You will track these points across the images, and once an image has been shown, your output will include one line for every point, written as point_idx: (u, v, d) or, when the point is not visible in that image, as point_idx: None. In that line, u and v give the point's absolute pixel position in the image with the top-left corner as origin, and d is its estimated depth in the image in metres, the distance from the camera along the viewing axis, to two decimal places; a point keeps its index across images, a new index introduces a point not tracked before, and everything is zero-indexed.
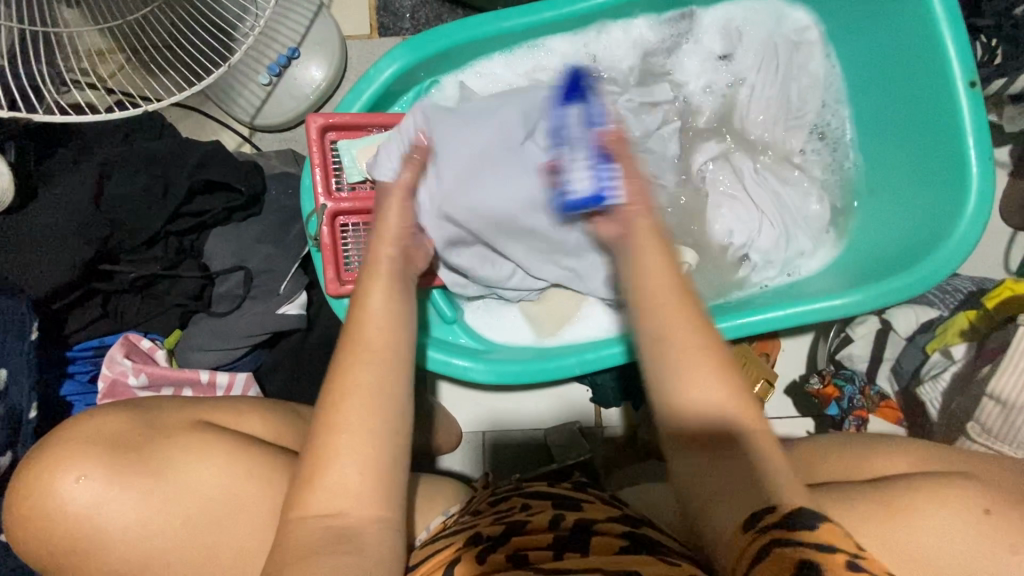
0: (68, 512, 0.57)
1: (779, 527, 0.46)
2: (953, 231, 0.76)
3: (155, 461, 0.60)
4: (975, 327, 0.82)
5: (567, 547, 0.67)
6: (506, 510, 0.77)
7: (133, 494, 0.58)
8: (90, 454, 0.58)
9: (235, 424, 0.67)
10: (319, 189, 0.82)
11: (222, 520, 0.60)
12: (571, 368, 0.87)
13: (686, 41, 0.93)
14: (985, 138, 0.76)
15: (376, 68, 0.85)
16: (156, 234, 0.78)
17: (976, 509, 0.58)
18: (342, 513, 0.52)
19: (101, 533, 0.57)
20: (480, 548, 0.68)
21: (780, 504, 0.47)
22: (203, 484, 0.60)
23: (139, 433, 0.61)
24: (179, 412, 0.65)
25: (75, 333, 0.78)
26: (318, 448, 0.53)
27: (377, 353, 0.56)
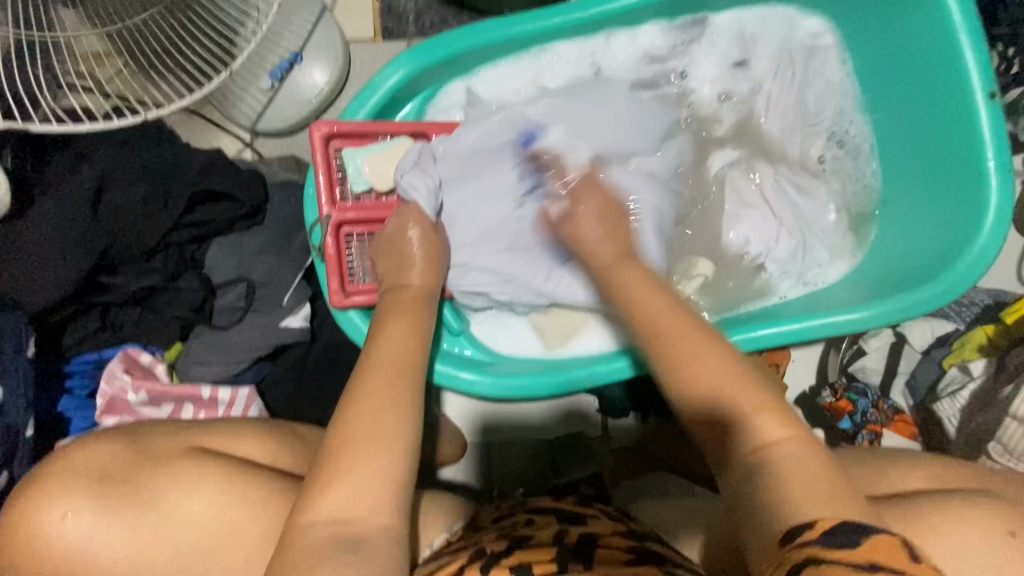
0: (55, 551, 0.53)
1: (818, 542, 0.42)
2: (972, 243, 0.75)
3: (147, 494, 0.57)
4: (994, 342, 0.80)
5: (571, 558, 0.65)
6: (511, 526, 0.75)
7: (124, 529, 0.55)
8: (79, 488, 0.54)
9: (231, 446, 0.66)
10: (323, 199, 0.80)
11: (224, 542, 0.58)
12: (580, 380, 0.85)
13: (699, 48, 0.91)
14: (1005, 150, 0.74)
15: (382, 74, 0.83)
16: (156, 245, 0.76)
17: (1001, 530, 0.54)
18: (353, 520, 0.50)
19: (91, 572, 0.54)
20: (483, 561, 0.66)
21: (821, 519, 0.44)
22: (200, 514, 0.58)
23: (131, 463, 0.58)
24: (171, 439, 0.62)
25: (73, 346, 0.76)
26: (334, 458, 0.52)
27: (394, 364, 0.59)
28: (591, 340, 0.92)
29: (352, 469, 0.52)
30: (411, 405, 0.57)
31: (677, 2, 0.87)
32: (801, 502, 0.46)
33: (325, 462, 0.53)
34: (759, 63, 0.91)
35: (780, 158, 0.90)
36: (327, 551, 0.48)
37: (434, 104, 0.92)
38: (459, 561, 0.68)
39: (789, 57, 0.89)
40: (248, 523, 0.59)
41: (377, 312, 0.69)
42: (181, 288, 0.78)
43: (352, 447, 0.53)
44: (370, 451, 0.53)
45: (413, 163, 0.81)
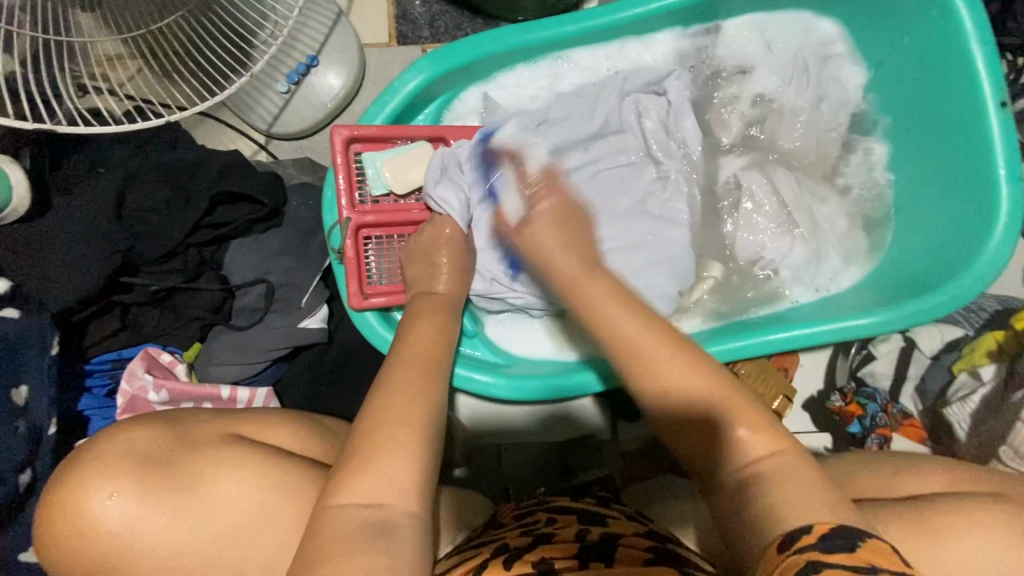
0: (101, 530, 0.57)
1: (815, 546, 0.42)
2: (983, 249, 0.76)
3: (185, 477, 0.60)
4: (1003, 348, 0.81)
5: (592, 556, 0.66)
6: (533, 523, 0.76)
7: (164, 509, 0.59)
8: (123, 470, 0.58)
9: (264, 435, 0.69)
10: (342, 202, 0.81)
11: (256, 531, 0.62)
12: (593, 384, 0.87)
13: (712, 55, 0.92)
14: (1017, 160, 0.76)
15: (401, 79, 0.84)
16: (177, 246, 0.77)
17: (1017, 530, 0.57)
18: (381, 505, 0.51)
19: (134, 552, 0.58)
20: (507, 556, 0.67)
21: (817, 525, 0.44)
22: (233, 498, 0.61)
23: (169, 448, 0.62)
24: (207, 426, 0.66)
25: (94, 346, 0.77)
26: (366, 444, 0.54)
27: (424, 360, 0.63)
28: None
29: (382, 458, 0.53)
30: (436, 403, 0.59)
31: (692, 10, 0.88)
32: (795, 512, 0.46)
33: (354, 449, 0.54)
34: (771, 70, 0.92)
35: (792, 166, 0.92)
36: (358, 538, 0.48)
37: (451, 109, 0.93)
38: (484, 555, 0.69)
39: (804, 63, 0.90)
40: (276, 514, 0.62)
41: (404, 318, 0.71)
42: (201, 289, 0.79)
43: (382, 438, 0.54)
44: (399, 441, 0.54)
45: (440, 172, 0.83)
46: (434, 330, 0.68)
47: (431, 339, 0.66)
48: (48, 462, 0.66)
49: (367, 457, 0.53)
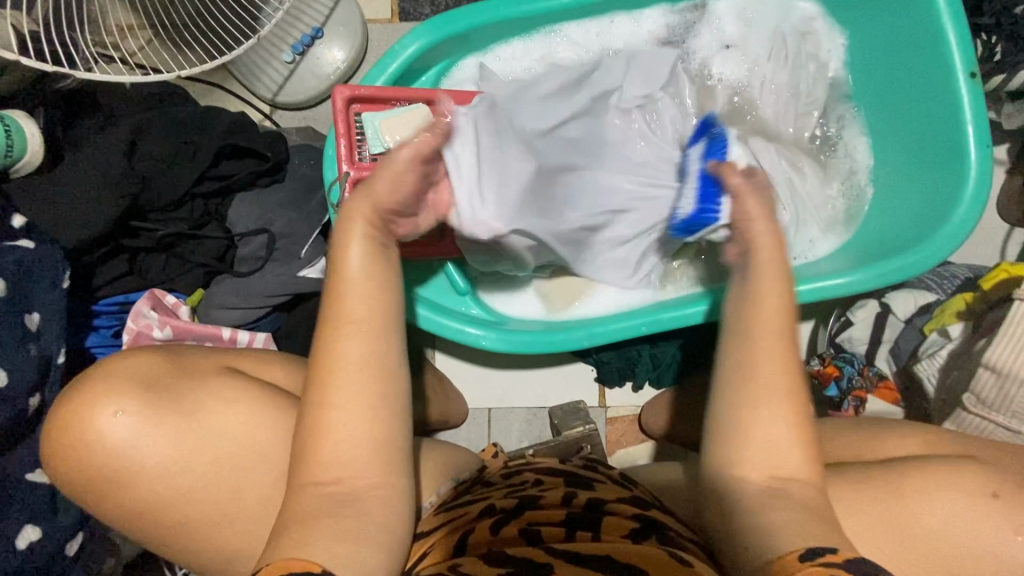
0: (103, 445, 0.62)
1: (840, 566, 0.48)
2: (953, 212, 0.80)
3: (182, 403, 0.65)
4: (971, 307, 0.84)
5: (580, 526, 0.69)
6: (520, 483, 0.78)
7: (162, 431, 0.63)
8: (125, 390, 0.63)
9: (259, 371, 0.74)
10: (342, 158, 0.85)
11: (252, 458, 0.65)
12: (580, 341, 0.90)
13: (698, 33, 0.97)
14: (984, 128, 0.80)
15: (401, 44, 0.88)
16: (183, 196, 0.81)
17: (986, 494, 0.60)
18: (340, 481, 0.56)
19: (135, 466, 0.63)
20: (494, 519, 0.70)
21: (841, 549, 0.50)
22: (230, 426, 0.66)
23: (169, 376, 0.67)
24: (206, 360, 0.71)
25: (103, 287, 0.81)
26: (313, 420, 0.57)
27: (361, 324, 0.58)
28: (592, 304, 0.97)
29: (338, 425, 0.56)
30: (392, 356, 0.59)
31: None
32: (808, 531, 0.51)
33: (310, 418, 0.57)
34: (752, 45, 0.96)
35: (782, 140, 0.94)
36: (323, 509, 0.55)
37: (449, 76, 0.97)
38: (472, 514, 0.72)
39: (783, 39, 0.94)
40: (273, 441, 0.66)
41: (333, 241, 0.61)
42: (206, 237, 0.83)
43: (333, 408, 0.56)
44: (353, 399, 0.56)
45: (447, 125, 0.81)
46: (374, 260, 0.60)
47: (371, 274, 0.59)
48: (56, 389, 0.71)
49: (323, 424, 0.56)
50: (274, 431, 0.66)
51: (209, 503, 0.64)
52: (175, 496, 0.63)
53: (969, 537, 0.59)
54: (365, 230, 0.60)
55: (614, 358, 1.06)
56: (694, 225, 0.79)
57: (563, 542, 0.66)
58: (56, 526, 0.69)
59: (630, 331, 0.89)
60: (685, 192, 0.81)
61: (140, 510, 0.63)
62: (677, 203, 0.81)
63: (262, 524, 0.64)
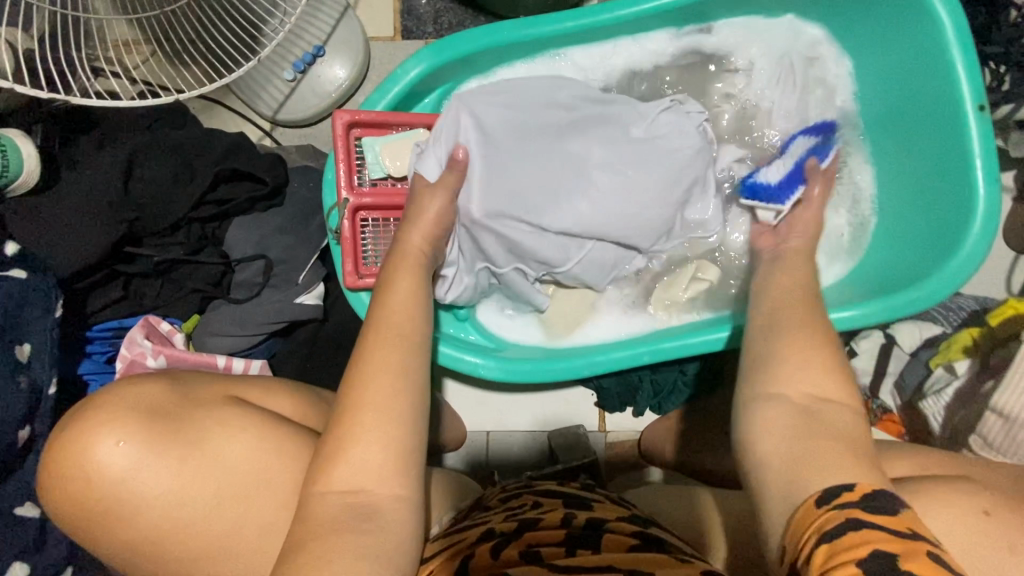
0: (106, 476, 0.60)
1: (856, 504, 0.45)
2: (962, 246, 0.79)
3: (188, 432, 0.64)
4: (978, 344, 0.84)
5: (579, 544, 0.66)
6: (517, 507, 0.77)
7: (168, 461, 0.62)
8: (129, 421, 0.62)
9: (260, 400, 0.72)
10: (342, 183, 0.84)
11: (254, 490, 0.64)
12: (582, 370, 0.89)
13: (701, 57, 0.95)
14: (994, 160, 0.78)
15: (403, 68, 0.87)
16: (179, 220, 0.80)
17: (976, 509, 0.58)
18: (362, 491, 0.55)
19: (139, 498, 0.61)
20: (494, 541, 0.68)
21: (859, 484, 0.47)
22: (236, 456, 0.65)
23: (174, 403, 0.66)
24: (210, 387, 0.69)
25: (96, 313, 0.80)
26: (344, 426, 0.56)
27: (405, 337, 0.61)
28: (593, 331, 0.96)
29: (367, 429, 0.55)
30: (418, 366, 0.60)
31: (685, 12, 0.91)
32: (843, 470, 0.48)
33: (339, 421, 0.56)
34: (757, 69, 0.95)
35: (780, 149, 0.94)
36: (341, 521, 0.53)
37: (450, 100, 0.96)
38: (470, 538, 0.70)
39: (790, 66, 0.93)
40: (270, 475, 0.65)
41: (382, 274, 0.69)
42: (203, 262, 0.82)
43: (370, 411, 0.56)
44: (383, 405, 0.56)
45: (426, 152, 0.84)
46: (413, 286, 0.66)
47: (411, 298, 0.64)
48: (46, 421, 0.69)
49: (353, 427, 0.55)
50: (266, 468, 0.65)
51: (212, 534, 0.63)
52: (181, 527, 0.62)
53: None
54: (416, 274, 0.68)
55: (614, 385, 1.04)
56: (762, 197, 0.83)
57: (565, 560, 0.63)
58: (47, 559, 0.69)
59: (633, 357, 0.87)
60: (775, 164, 0.86)
61: (143, 543, 0.61)
62: (762, 171, 0.87)
63: (258, 561, 0.63)
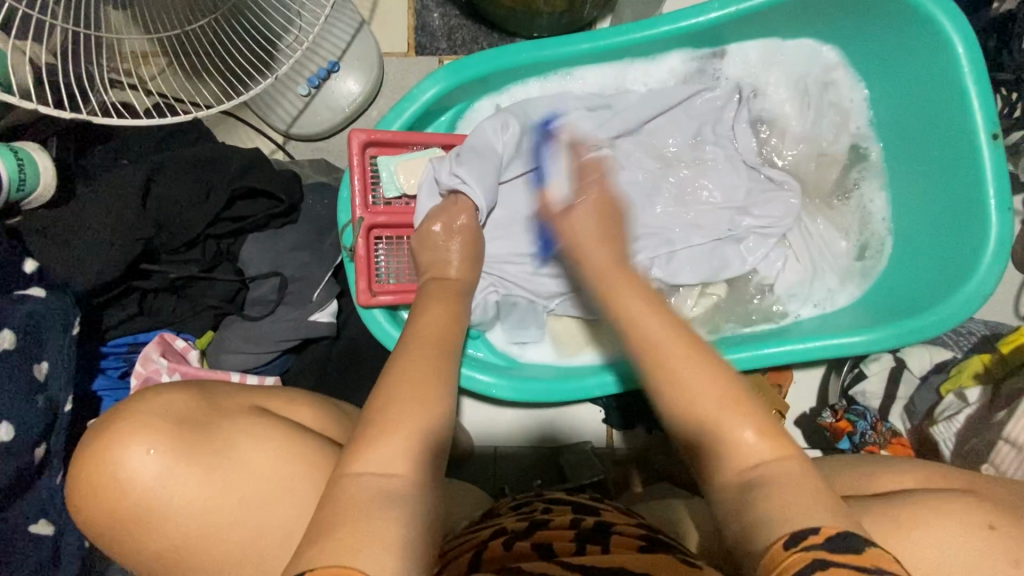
0: (135, 485, 0.59)
1: (821, 545, 0.44)
2: (974, 273, 0.79)
3: (217, 441, 0.63)
4: (990, 370, 0.83)
5: (590, 541, 0.66)
6: (528, 512, 0.76)
7: (196, 470, 0.61)
8: (158, 429, 0.61)
9: (287, 411, 0.73)
10: (356, 202, 0.84)
11: (274, 499, 0.63)
12: (592, 390, 0.89)
13: (715, 80, 0.96)
14: (1007, 189, 0.79)
15: (419, 88, 0.87)
16: (196, 237, 0.81)
17: (982, 525, 0.57)
18: (395, 475, 0.51)
19: (165, 508, 0.60)
20: (505, 538, 0.68)
21: (825, 527, 0.45)
22: (260, 464, 0.64)
23: (203, 413, 0.65)
24: (237, 397, 0.69)
25: (110, 329, 0.80)
26: (384, 413, 0.54)
27: (439, 345, 0.63)
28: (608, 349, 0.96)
29: (398, 429, 0.53)
30: (445, 380, 0.60)
31: (700, 35, 0.91)
32: (805, 512, 0.47)
33: (376, 414, 0.55)
34: (771, 94, 0.96)
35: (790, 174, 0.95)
36: (374, 503, 0.48)
37: (465, 119, 0.97)
38: (483, 537, 0.70)
39: (806, 89, 0.94)
40: (281, 499, 0.64)
41: (421, 297, 0.73)
42: (217, 279, 0.82)
43: (411, 400, 0.56)
44: (416, 414, 0.55)
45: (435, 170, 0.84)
46: (445, 314, 0.69)
47: (445, 327, 0.67)
48: (62, 436, 0.70)
49: (384, 427, 0.53)
50: (273, 491, 0.64)
51: (239, 540, 0.62)
52: (209, 534, 0.61)
53: None
54: (446, 297, 0.72)
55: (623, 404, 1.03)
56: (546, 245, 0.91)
57: (575, 556, 0.63)
58: None
59: None
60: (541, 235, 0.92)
61: (169, 552, 0.61)
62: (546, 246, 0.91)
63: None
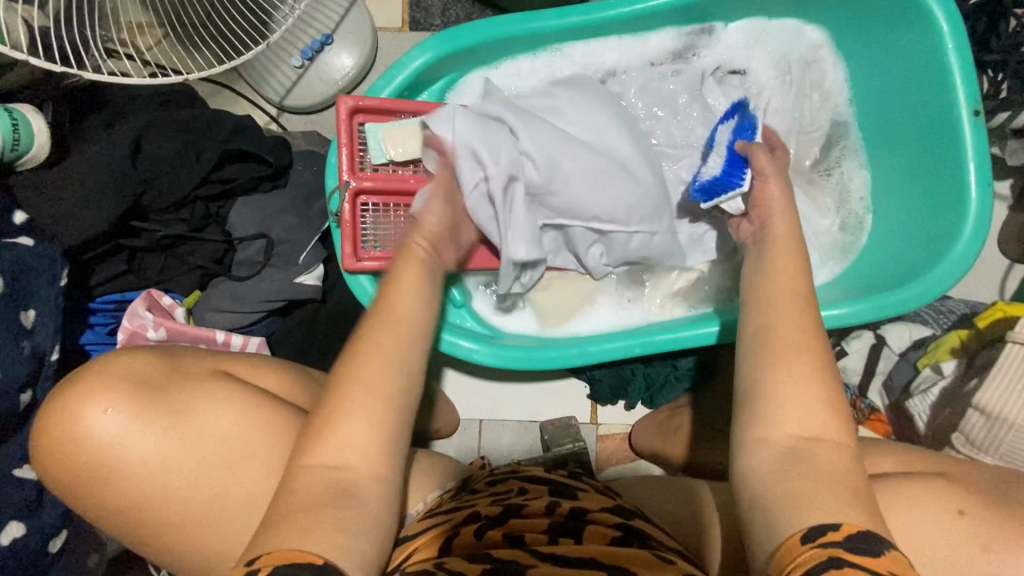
0: (91, 441, 0.61)
1: (838, 544, 0.48)
2: (951, 250, 0.80)
3: (175, 404, 0.64)
4: (965, 346, 0.85)
5: (563, 533, 0.67)
6: (504, 492, 0.75)
7: (153, 429, 0.62)
8: (116, 389, 0.62)
9: (252, 376, 0.72)
10: (343, 167, 0.85)
11: (237, 464, 0.64)
12: (572, 359, 0.90)
13: (701, 56, 0.97)
14: (985, 168, 0.80)
15: (408, 56, 0.89)
16: (185, 197, 0.82)
17: (952, 510, 0.61)
18: (347, 468, 0.54)
19: (123, 466, 0.61)
20: (477, 525, 0.67)
21: (847, 524, 0.49)
22: (220, 428, 0.65)
23: (164, 376, 0.66)
24: (199, 361, 0.70)
25: (100, 286, 0.82)
26: (340, 411, 0.55)
27: (405, 330, 0.60)
28: (586, 324, 0.98)
29: (354, 412, 0.55)
30: (416, 352, 0.59)
31: (687, 11, 0.92)
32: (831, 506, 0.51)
33: (327, 407, 0.56)
34: (758, 72, 0.97)
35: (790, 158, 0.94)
36: (323, 501, 0.52)
37: (455, 90, 0.98)
38: (457, 518, 0.69)
39: (788, 68, 0.95)
40: (250, 457, 0.65)
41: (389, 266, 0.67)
42: (206, 239, 0.84)
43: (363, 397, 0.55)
44: (377, 384, 0.56)
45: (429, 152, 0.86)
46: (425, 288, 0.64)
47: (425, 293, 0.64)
48: (48, 384, 0.72)
49: (339, 407, 0.55)
50: (248, 445, 0.65)
51: (193, 503, 0.63)
52: (161, 494, 0.62)
53: (959, 569, 0.59)
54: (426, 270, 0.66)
55: (607, 377, 1.05)
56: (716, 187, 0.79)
57: (546, 546, 0.64)
58: (42, 521, 0.71)
59: (622, 351, 0.89)
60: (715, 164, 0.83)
61: (130, 507, 0.62)
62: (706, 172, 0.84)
63: (241, 530, 0.63)
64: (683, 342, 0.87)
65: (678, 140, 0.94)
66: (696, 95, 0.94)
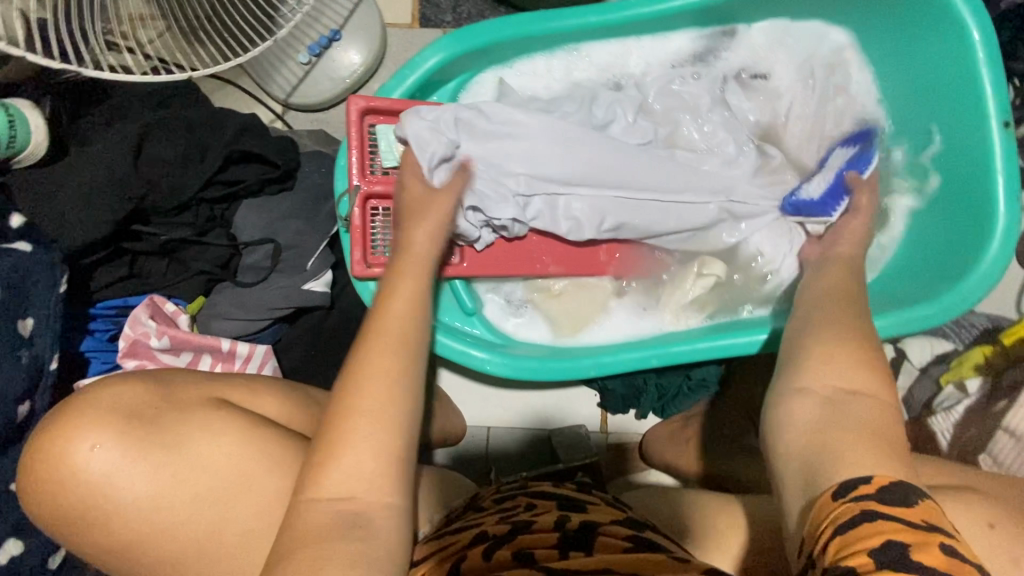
0: (83, 478, 0.58)
1: (873, 496, 0.45)
2: (980, 262, 0.78)
3: (167, 436, 0.62)
4: (990, 362, 0.84)
5: (573, 546, 0.63)
6: (511, 508, 0.73)
7: (145, 465, 0.60)
8: (106, 423, 0.60)
9: (253, 397, 0.70)
10: (353, 170, 0.82)
11: (239, 492, 0.62)
12: (587, 371, 0.87)
13: (722, 58, 0.94)
14: (1015, 178, 0.78)
15: (421, 56, 0.86)
16: (189, 200, 0.79)
17: (981, 522, 0.59)
18: (353, 498, 0.52)
19: (116, 503, 0.59)
20: (485, 545, 0.65)
21: (877, 476, 0.46)
22: (215, 459, 0.62)
23: (156, 408, 0.63)
24: (196, 390, 0.67)
25: (100, 290, 0.80)
26: (336, 434, 0.53)
27: (399, 342, 0.57)
28: (598, 334, 0.95)
29: (356, 438, 0.53)
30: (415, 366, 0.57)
31: (710, 12, 0.90)
32: None
33: (327, 431, 0.54)
34: (780, 75, 0.94)
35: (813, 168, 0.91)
36: (332, 530, 0.51)
37: (467, 90, 0.95)
38: (464, 541, 0.67)
39: (811, 72, 0.93)
40: (255, 479, 0.63)
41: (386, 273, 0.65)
42: (210, 243, 0.82)
43: (357, 417, 0.53)
44: (375, 409, 0.53)
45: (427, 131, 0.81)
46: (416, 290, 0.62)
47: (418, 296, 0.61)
48: (47, 395, 0.69)
49: (339, 436, 0.53)
50: (254, 463, 0.63)
51: (193, 534, 0.61)
52: (157, 531, 0.60)
53: None
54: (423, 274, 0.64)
55: (619, 386, 1.02)
56: (810, 209, 0.85)
57: (559, 562, 0.61)
58: (37, 539, 0.68)
59: (638, 362, 0.87)
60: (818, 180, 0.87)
61: (123, 546, 0.60)
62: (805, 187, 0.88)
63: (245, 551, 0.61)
64: (706, 352, 0.85)
65: (699, 144, 0.91)
66: (716, 97, 0.92)
